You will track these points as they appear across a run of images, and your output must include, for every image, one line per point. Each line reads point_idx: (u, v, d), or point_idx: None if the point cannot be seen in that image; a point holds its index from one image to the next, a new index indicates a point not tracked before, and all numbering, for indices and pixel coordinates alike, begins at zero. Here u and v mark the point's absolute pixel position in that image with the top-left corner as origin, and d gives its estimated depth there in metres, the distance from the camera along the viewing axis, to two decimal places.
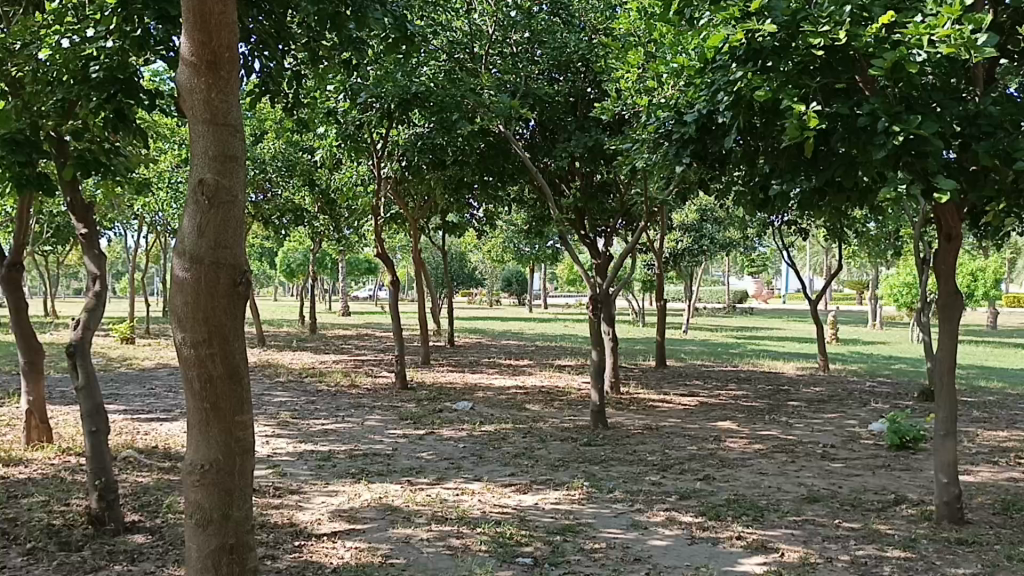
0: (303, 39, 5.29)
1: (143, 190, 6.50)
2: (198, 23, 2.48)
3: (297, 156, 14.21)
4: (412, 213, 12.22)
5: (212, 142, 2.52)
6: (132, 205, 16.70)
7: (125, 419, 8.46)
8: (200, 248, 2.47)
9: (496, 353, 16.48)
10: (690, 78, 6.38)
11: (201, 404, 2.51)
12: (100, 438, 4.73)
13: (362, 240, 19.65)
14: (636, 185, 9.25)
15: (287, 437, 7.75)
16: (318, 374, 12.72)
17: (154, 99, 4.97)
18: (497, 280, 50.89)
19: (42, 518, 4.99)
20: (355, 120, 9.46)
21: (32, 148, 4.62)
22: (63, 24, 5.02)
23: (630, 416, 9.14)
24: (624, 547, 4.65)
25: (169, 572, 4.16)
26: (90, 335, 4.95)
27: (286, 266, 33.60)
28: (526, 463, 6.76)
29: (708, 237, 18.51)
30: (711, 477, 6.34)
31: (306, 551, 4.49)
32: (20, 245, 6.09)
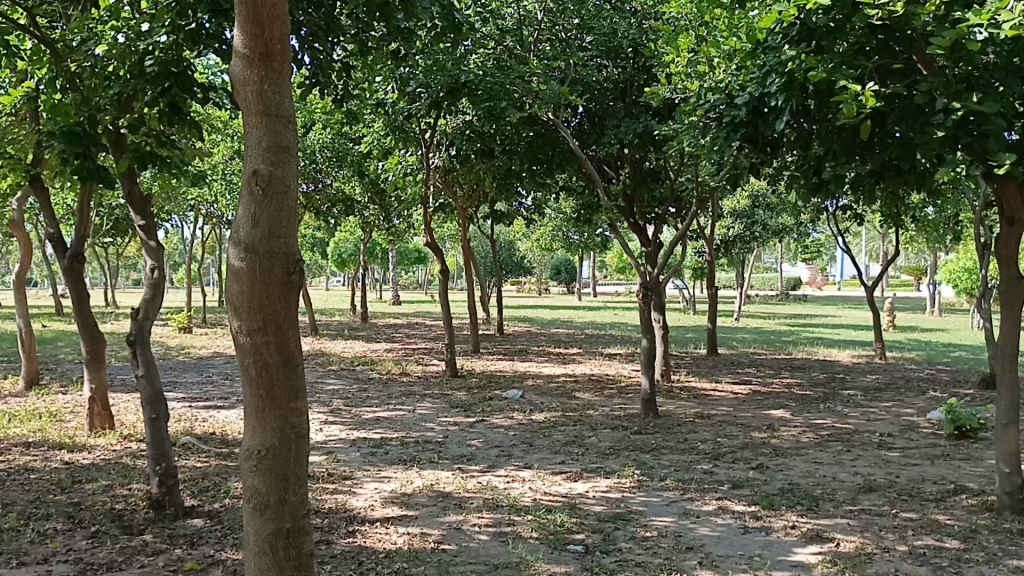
0: (352, 30, 5.36)
1: (198, 182, 6.64)
2: (251, 17, 2.49)
3: (347, 147, 14.35)
4: (461, 203, 12.26)
5: (265, 134, 2.54)
6: (188, 197, 17.07)
7: (184, 406, 8.67)
8: (254, 238, 2.50)
9: (545, 342, 16.50)
10: (743, 61, 6.29)
11: (257, 391, 2.55)
12: (160, 424, 4.86)
13: (411, 230, 19.80)
14: (686, 171, 9.15)
15: (340, 424, 7.86)
16: (370, 362, 12.88)
17: (207, 93, 5.04)
18: (546, 268, 50.88)
19: (106, 502, 5.15)
20: (405, 110, 9.51)
21: (90, 141, 4.73)
22: (119, 20, 5.14)
23: (682, 404, 9.07)
24: (675, 535, 4.63)
25: (228, 555, 4.25)
26: (149, 323, 5.10)
27: (337, 256, 34.05)
28: (576, 451, 6.75)
29: (760, 223, 18.26)
30: (764, 466, 6.27)
31: (360, 536, 4.55)
32: (81, 237, 6.26)
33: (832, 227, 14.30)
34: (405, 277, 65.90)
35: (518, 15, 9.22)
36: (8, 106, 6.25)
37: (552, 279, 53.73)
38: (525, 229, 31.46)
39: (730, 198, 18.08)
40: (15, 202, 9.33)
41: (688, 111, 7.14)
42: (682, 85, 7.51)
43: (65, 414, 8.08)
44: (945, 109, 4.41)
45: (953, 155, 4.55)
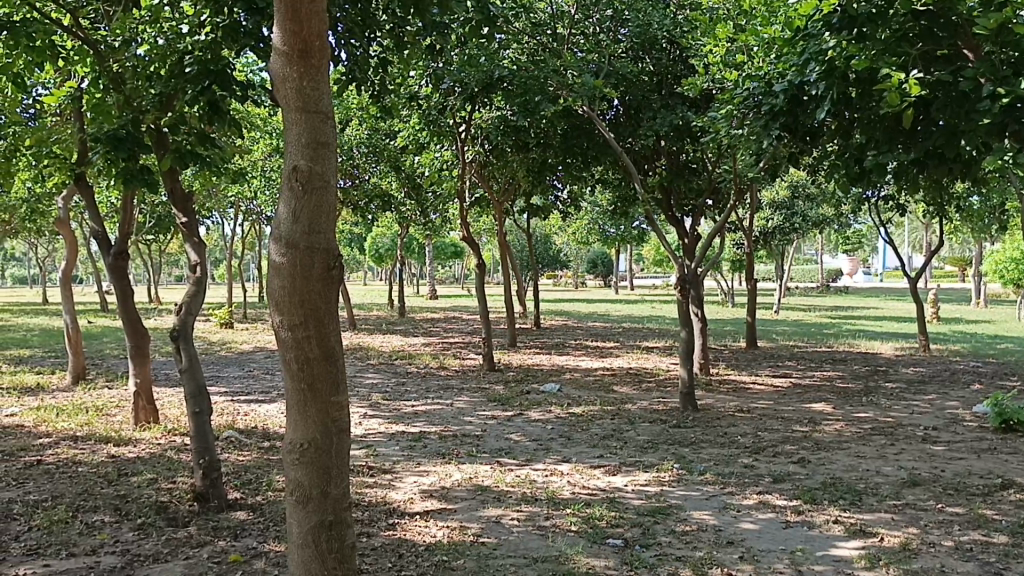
0: (389, 26, 5.40)
1: (238, 179, 6.72)
2: (290, 14, 2.50)
3: (383, 142, 14.43)
4: (497, 197, 12.26)
5: (305, 130, 2.55)
6: (228, 194, 17.29)
7: (226, 400, 8.79)
8: (294, 233, 2.52)
9: (582, 335, 16.46)
10: (782, 50, 6.21)
11: (299, 385, 2.57)
12: (203, 418, 4.93)
13: (447, 224, 19.85)
14: (724, 162, 9.06)
15: (379, 418, 7.91)
16: (408, 356, 12.98)
17: (246, 92, 5.08)
18: (582, 262, 50.75)
19: (152, 495, 5.24)
20: (440, 104, 9.54)
21: (133, 142, 4.81)
22: (160, 20, 5.19)
23: (721, 398, 9.00)
24: (716, 530, 4.60)
25: (271, 547, 4.30)
26: (192, 319, 5.19)
27: (375, 251, 34.25)
28: (614, 444, 6.73)
29: (800, 214, 18.02)
30: (805, 460, 6.20)
31: (400, 529, 4.58)
32: (125, 235, 6.36)
33: (874, 218, 14.07)
34: (441, 272, 66.15)
35: (552, 9, 9.20)
36: (53, 106, 6.37)
37: (588, 272, 53.60)
38: (561, 222, 31.39)
39: (769, 190, 17.88)
40: (61, 200, 9.51)
41: (725, 102, 7.04)
42: (721, 76, 7.37)
43: (111, 408, 8.23)
44: (991, 96, 4.35)
45: (1001, 142, 4.48)
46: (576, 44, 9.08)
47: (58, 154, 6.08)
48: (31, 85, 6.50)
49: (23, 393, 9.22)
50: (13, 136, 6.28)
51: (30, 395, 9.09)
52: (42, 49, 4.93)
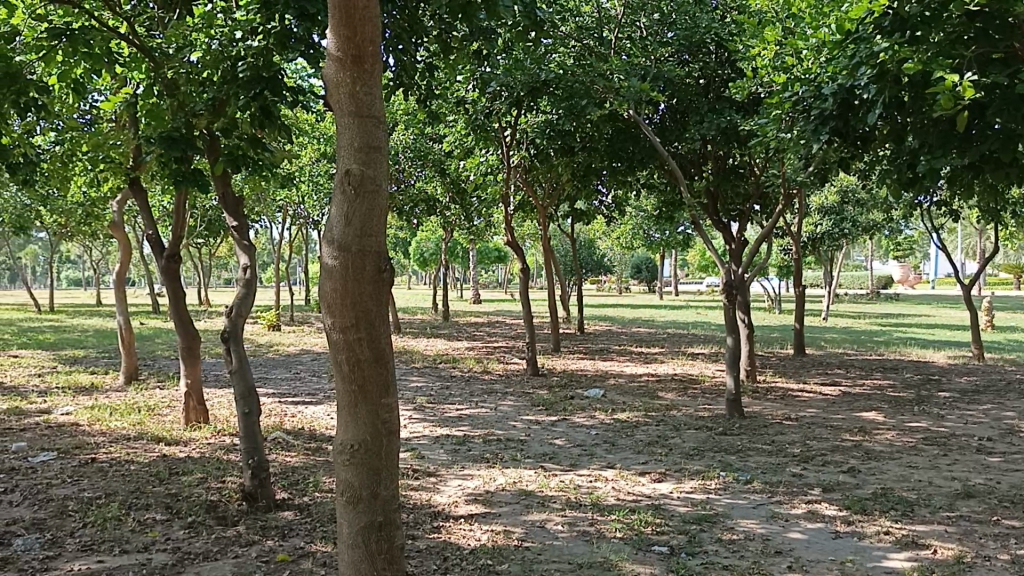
0: (435, 31, 5.45)
1: (287, 183, 6.83)
2: (344, 20, 2.53)
3: (428, 147, 14.53)
4: (541, 201, 12.27)
5: (357, 134, 2.57)
6: (276, 198, 17.54)
7: (274, 402, 8.91)
8: (347, 237, 2.54)
9: (626, 341, 16.39)
10: (832, 52, 6.13)
11: (349, 387, 2.59)
12: (252, 419, 5.01)
13: (492, 228, 19.90)
14: (772, 166, 8.96)
15: (425, 421, 7.96)
16: (452, 360, 13.04)
17: (295, 98, 5.15)
18: (626, 266, 50.52)
19: (202, 494, 5.33)
20: (485, 109, 9.59)
21: (186, 144, 4.95)
22: (213, 27, 5.24)
23: (769, 405, 8.90)
24: (764, 539, 4.54)
25: (318, 548, 4.34)
26: (241, 321, 5.28)
27: (419, 255, 34.47)
28: (659, 451, 6.69)
29: (850, 220, 17.74)
30: (856, 470, 6.10)
31: (444, 532, 4.60)
32: (177, 237, 6.47)
33: (926, 223, 13.81)
34: (485, 276, 66.40)
35: (599, 13, 9.18)
36: (110, 112, 6.52)
37: (633, 278, 53.41)
38: (605, 227, 31.31)
39: (818, 194, 17.64)
40: (116, 203, 9.73)
41: (772, 107, 6.96)
42: (768, 79, 7.25)
43: (162, 407, 8.40)
44: None
45: None
46: (621, 48, 9.07)
47: (113, 159, 6.22)
48: (89, 91, 6.66)
49: (79, 392, 9.46)
50: (70, 140, 6.44)
51: (85, 394, 9.32)
52: (101, 55, 5.01)
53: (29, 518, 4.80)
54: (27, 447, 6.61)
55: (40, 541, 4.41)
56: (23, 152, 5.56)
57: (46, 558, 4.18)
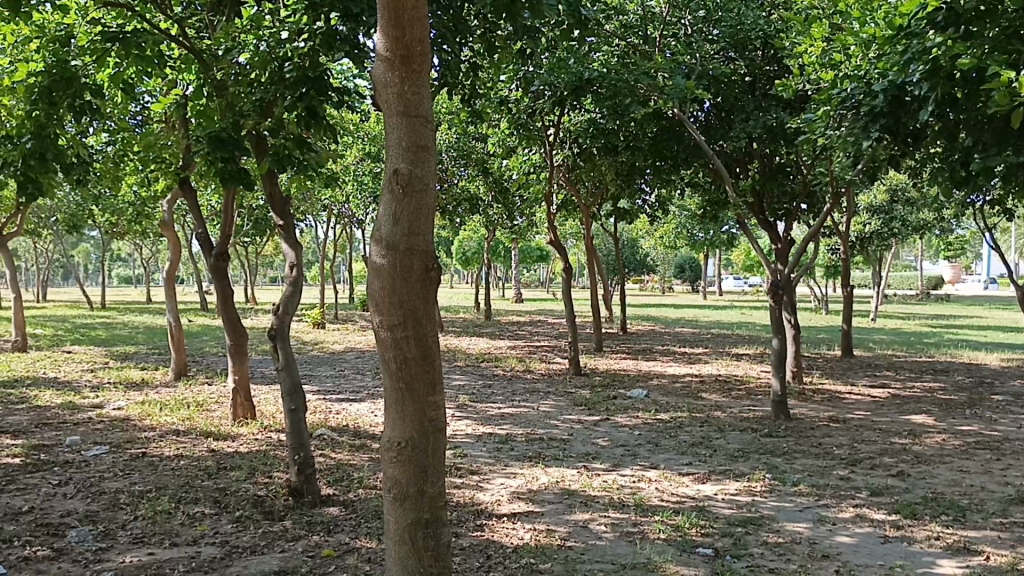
0: (480, 31, 5.49)
1: (332, 183, 6.90)
2: (393, 20, 2.54)
3: (471, 146, 14.58)
4: (584, 200, 12.24)
5: (405, 134, 2.59)
6: (321, 197, 17.72)
7: (319, 399, 9.01)
8: (395, 235, 2.56)
9: (670, 341, 16.24)
10: (883, 48, 6.05)
11: (397, 384, 2.61)
12: (298, 415, 5.07)
13: (534, 227, 19.88)
14: (820, 165, 8.83)
15: (467, 420, 7.98)
16: (495, 359, 13.06)
17: (341, 97, 5.19)
18: (669, 265, 50.19)
19: (249, 489, 5.41)
20: (529, 108, 9.58)
21: (234, 145, 5.03)
22: (261, 28, 5.28)
23: (816, 408, 8.78)
24: (810, 543, 4.48)
25: (362, 544, 4.38)
26: (288, 319, 5.36)
27: (461, 254, 34.64)
28: (704, 452, 6.63)
29: (899, 219, 17.39)
30: (905, 474, 5.98)
31: (487, 530, 4.62)
32: (225, 236, 6.56)
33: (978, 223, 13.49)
34: (527, 275, 66.40)
35: (644, 11, 9.15)
36: (160, 112, 6.64)
37: (676, 277, 52.99)
38: (648, 226, 31.09)
39: (866, 193, 17.34)
40: (166, 203, 9.89)
41: (820, 103, 6.83)
42: (816, 76, 7.12)
43: (210, 403, 8.54)
44: None
45: None
46: (666, 46, 9.00)
47: (164, 159, 6.32)
48: (140, 92, 6.80)
49: (130, 388, 9.65)
50: (122, 140, 6.56)
51: (136, 389, 9.51)
52: (152, 57, 5.09)
53: (83, 511, 4.92)
54: (80, 441, 6.76)
55: (93, 533, 4.51)
56: (77, 152, 5.69)
57: (98, 549, 4.27)
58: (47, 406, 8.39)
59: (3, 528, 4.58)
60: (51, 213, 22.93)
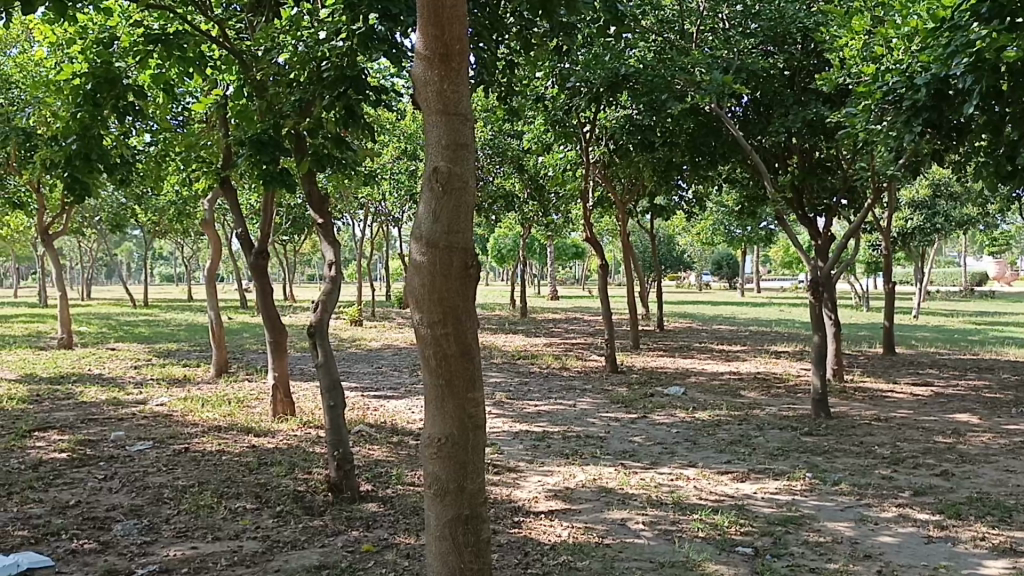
0: (516, 28, 5.49)
1: (369, 182, 6.97)
2: (433, 19, 2.55)
3: (506, 143, 14.60)
4: (621, 197, 12.20)
5: (445, 132, 2.59)
6: (358, 196, 17.88)
7: (357, 396, 9.09)
8: (435, 233, 2.56)
9: (707, 338, 16.13)
10: (926, 42, 5.97)
11: (437, 380, 2.61)
12: (337, 412, 5.11)
13: (569, 225, 19.87)
14: (861, 160, 8.72)
15: (504, 417, 8.00)
16: (531, 356, 13.08)
17: (379, 96, 5.22)
18: (706, 262, 49.86)
19: (290, 484, 5.48)
20: (565, 105, 9.58)
21: (274, 147, 5.20)
22: (300, 28, 5.31)
23: (857, 405, 8.67)
24: (852, 542, 4.42)
25: (401, 539, 4.41)
26: (327, 317, 5.42)
27: (497, 251, 34.74)
28: (743, 450, 6.57)
29: (942, 214, 17.07)
30: (949, 473, 5.88)
31: (525, 527, 4.63)
32: (264, 235, 6.64)
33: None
34: (562, 272, 66.33)
35: (681, 6, 9.13)
36: (201, 113, 6.74)
37: (713, 274, 52.63)
38: (685, 223, 30.93)
39: (908, 188, 17.06)
40: (206, 202, 10.04)
41: (861, 97, 6.74)
42: (857, 70, 7.02)
43: (251, 399, 8.65)
44: None
45: None
46: (704, 41, 8.94)
47: (205, 158, 6.41)
48: (182, 93, 6.92)
49: (172, 384, 9.82)
50: (164, 140, 6.67)
51: (178, 386, 9.68)
52: (194, 58, 5.16)
53: (128, 505, 5.01)
54: (125, 436, 6.90)
55: (138, 527, 4.60)
56: (121, 153, 5.79)
57: (143, 543, 4.35)
58: (93, 402, 8.56)
59: (52, 521, 4.68)
60: (96, 213, 23.41)
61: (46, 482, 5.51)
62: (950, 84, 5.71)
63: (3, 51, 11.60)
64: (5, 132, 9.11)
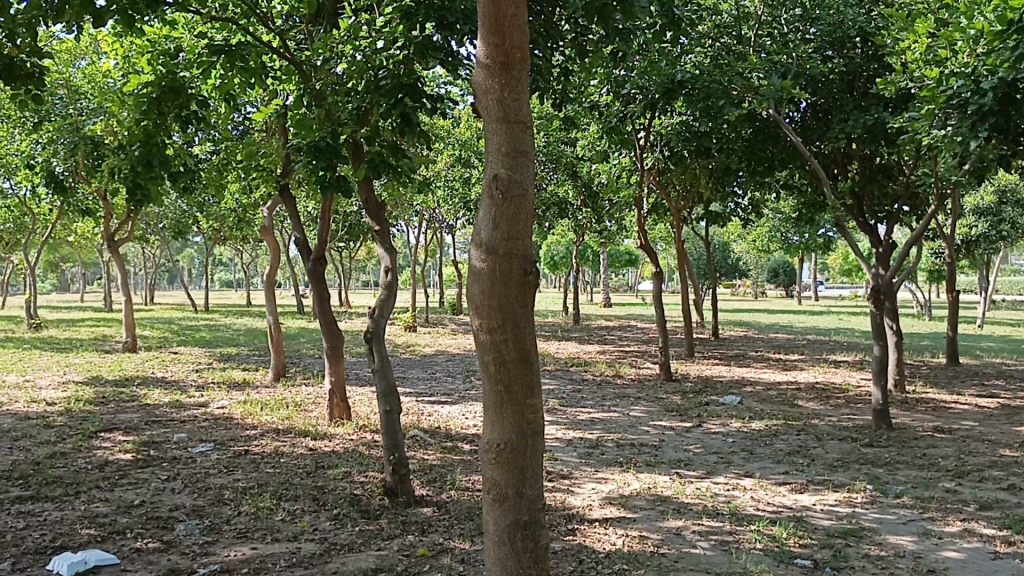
0: (571, 35, 5.50)
1: (424, 188, 7.04)
2: (493, 28, 2.58)
3: (560, 150, 14.60)
4: (675, 203, 12.12)
5: (505, 140, 2.61)
6: (413, 202, 18.05)
7: (412, 401, 9.17)
8: (494, 239, 2.58)
9: (764, 347, 15.91)
10: (992, 44, 5.83)
11: (496, 386, 2.63)
12: (393, 417, 5.17)
13: (623, 232, 19.77)
14: (924, 165, 8.52)
15: (558, 424, 7.99)
16: (584, 363, 13.06)
17: (435, 104, 5.26)
18: (762, 270, 49.23)
19: (346, 487, 5.54)
20: (620, 111, 9.55)
21: (332, 153, 5.19)
22: (358, 38, 5.33)
23: (919, 417, 8.46)
24: (915, 557, 4.32)
25: (456, 544, 4.44)
26: (384, 322, 5.48)
27: (550, 258, 34.74)
28: (801, 461, 6.47)
29: (1009, 221, 16.56)
30: (1017, 487, 5.70)
31: (579, 534, 4.62)
32: (322, 242, 6.73)
33: None
34: (615, 279, 66.21)
35: (738, 11, 9.12)
36: (261, 122, 6.88)
37: (769, 282, 51.96)
38: (740, 230, 30.60)
39: (972, 195, 16.62)
40: (266, 209, 10.23)
41: (925, 101, 6.60)
42: (920, 74, 6.89)
43: (308, 403, 8.78)
44: None
45: None
46: (762, 46, 8.84)
47: (264, 166, 6.53)
48: (243, 103, 7.09)
49: (232, 388, 10.02)
50: (225, 149, 6.81)
51: (238, 389, 9.87)
52: (256, 69, 5.27)
53: (190, 505, 5.12)
54: (187, 438, 7.05)
55: (200, 527, 4.70)
56: (184, 161, 5.93)
57: (205, 543, 4.44)
58: (157, 404, 8.78)
59: (117, 520, 4.81)
60: (160, 220, 24.02)
61: (112, 481, 5.66)
62: (1017, 88, 5.68)
63: (73, 63, 12.00)
64: (77, 143, 9.43)
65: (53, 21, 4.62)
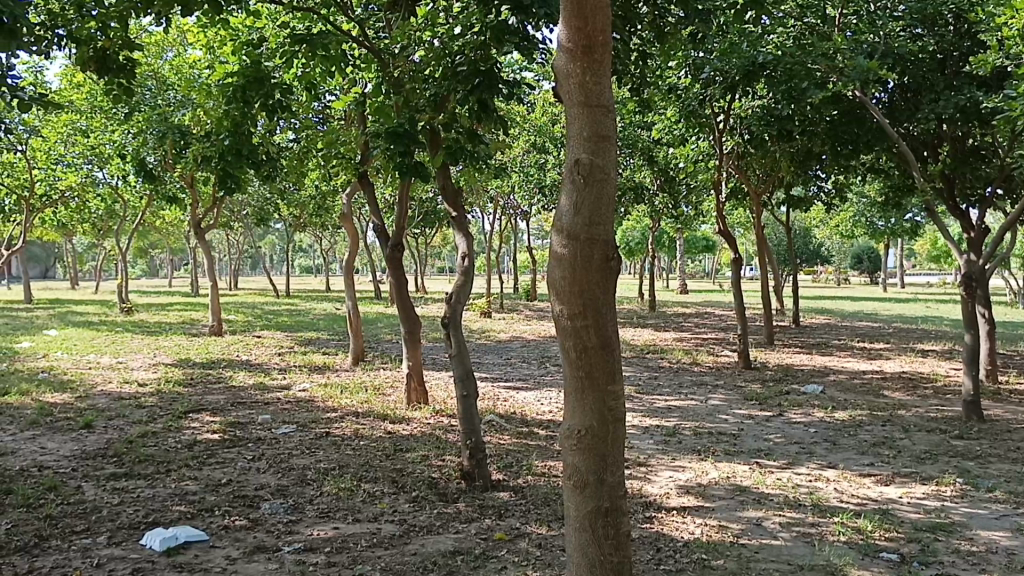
0: (650, 17, 5.42)
1: (501, 174, 7.07)
2: (575, 11, 2.55)
3: (636, 134, 14.45)
4: (754, 187, 11.88)
5: (587, 124, 2.59)
6: (489, 189, 18.12)
7: (488, 386, 9.23)
8: (576, 224, 2.57)
9: (848, 335, 15.49)
10: None
11: (577, 373, 2.62)
12: (470, 401, 5.20)
13: (700, 217, 19.45)
14: (1020, 144, 8.13)
15: (635, 411, 7.93)
16: (660, 350, 12.94)
17: (512, 90, 5.22)
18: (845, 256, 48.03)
19: (424, 470, 5.61)
20: (698, 95, 9.37)
21: (410, 138, 5.10)
22: (436, 25, 5.36)
23: (1012, 408, 8.12)
24: (1009, 553, 4.16)
25: (533, 529, 4.45)
26: (460, 308, 5.51)
27: (626, 244, 34.53)
28: (887, 453, 6.29)
29: None
30: None
31: (657, 522, 4.59)
32: (399, 229, 6.80)
33: None
34: (690, 266, 65.61)
35: None
36: (340, 111, 6.99)
37: (852, 268, 50.78)
38: (822, 214, 29.92)
39: None
40: (345, 195, 10.38)
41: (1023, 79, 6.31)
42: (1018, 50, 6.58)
43: (386, 387, 8.92)
44: None
45: None
46: (848, 26, 8.55)
47: (344, 154, 6.62)
48: (322, 91, 7.20)
49: (313, 371, 10.24)
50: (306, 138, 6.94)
51: (319, 373, 10.09)
52: (336, 58, 5.31)
53: (275, 484, 5.27)
54: (271, 419, 7.25)
55: (284, 506, 4.83)
56: (266, 150, 6.05)
57: (289, 521, 4.56)
58: (242, 386, 9.05)
59: (206, 498, 4.98)
60: (244, 207, 24.65)
61: (201, 460, 5.86)
62: None
63: (161, 55, 12.33)
64: (166, 133, 9.73)
65: (143, 12, 4.78)
